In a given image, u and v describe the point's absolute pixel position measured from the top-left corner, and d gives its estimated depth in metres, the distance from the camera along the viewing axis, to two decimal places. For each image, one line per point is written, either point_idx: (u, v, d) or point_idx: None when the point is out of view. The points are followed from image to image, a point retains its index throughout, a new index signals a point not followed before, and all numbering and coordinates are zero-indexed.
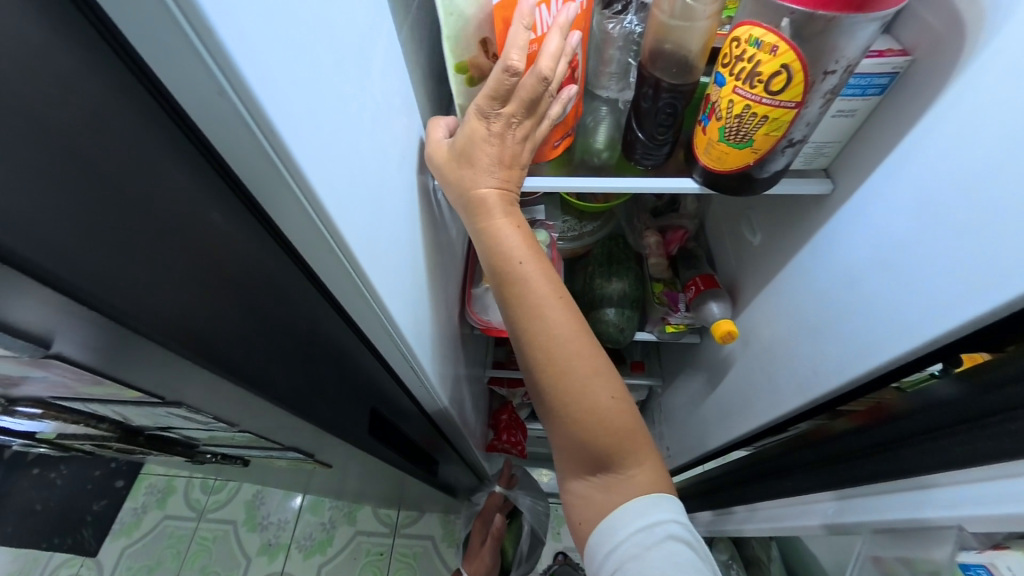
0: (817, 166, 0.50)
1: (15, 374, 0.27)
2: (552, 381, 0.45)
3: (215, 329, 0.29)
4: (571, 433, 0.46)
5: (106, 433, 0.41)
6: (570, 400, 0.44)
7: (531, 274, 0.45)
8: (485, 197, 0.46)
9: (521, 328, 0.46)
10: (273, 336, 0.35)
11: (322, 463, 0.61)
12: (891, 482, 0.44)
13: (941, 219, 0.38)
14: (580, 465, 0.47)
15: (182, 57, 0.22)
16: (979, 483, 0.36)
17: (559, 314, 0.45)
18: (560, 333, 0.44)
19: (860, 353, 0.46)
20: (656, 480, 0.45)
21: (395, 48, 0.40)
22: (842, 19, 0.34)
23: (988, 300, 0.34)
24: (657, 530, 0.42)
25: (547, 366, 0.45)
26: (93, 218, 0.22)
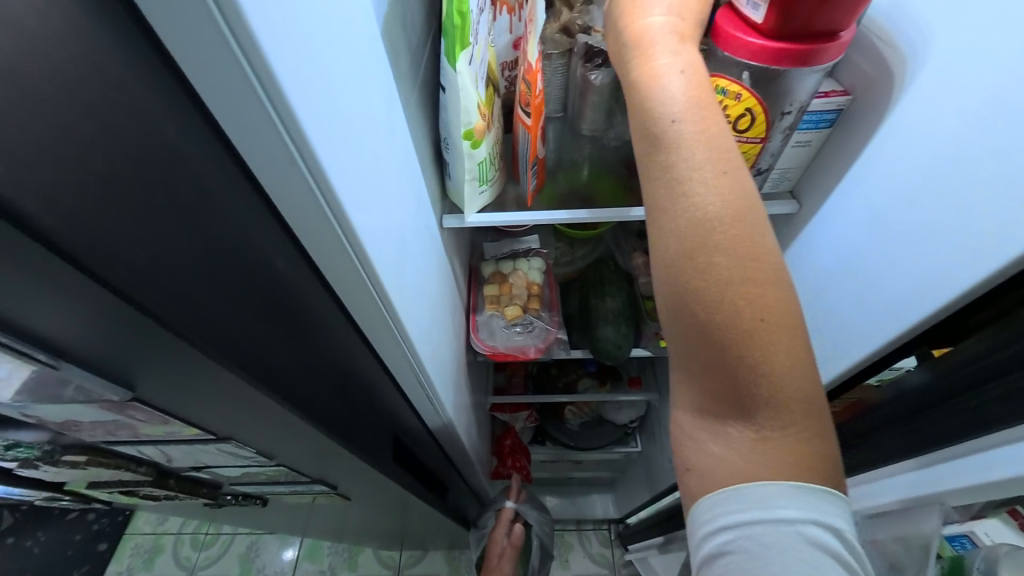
0: (782, 189, 0.56)
1: (84, 419, 0.30)
2: (710, 261, 0.30)
3: (264, 365, 0.32)
4: (710, 344, 0.30)
5: (141, 477, 0.42)
6: (727, 304, 0.29)
7: (689, 128, 0.32)
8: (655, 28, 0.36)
9: (677, 183, 0.31)
10: (313, 368, 0.38)
11: (342, 496, 0.62)
12: (873, 469, 0.49)
13: (889, 231, 0.43)
14: (699, 398, 0.33)
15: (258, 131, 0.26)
16: (945, 463, 0.41)
17: (726, 189, 0.31)
18: (733, 207, 0.30)
19: (839, 354, 0.51)
20: (803, 457, 0.30)
21: (411, 104, 0.45)
22: (791, 71, 0.40)
23: (934, 300, 0.39)
24: (811, 538, 0.29)
25: (705, 239, 0.30)
26: (180, 275, 0.26)
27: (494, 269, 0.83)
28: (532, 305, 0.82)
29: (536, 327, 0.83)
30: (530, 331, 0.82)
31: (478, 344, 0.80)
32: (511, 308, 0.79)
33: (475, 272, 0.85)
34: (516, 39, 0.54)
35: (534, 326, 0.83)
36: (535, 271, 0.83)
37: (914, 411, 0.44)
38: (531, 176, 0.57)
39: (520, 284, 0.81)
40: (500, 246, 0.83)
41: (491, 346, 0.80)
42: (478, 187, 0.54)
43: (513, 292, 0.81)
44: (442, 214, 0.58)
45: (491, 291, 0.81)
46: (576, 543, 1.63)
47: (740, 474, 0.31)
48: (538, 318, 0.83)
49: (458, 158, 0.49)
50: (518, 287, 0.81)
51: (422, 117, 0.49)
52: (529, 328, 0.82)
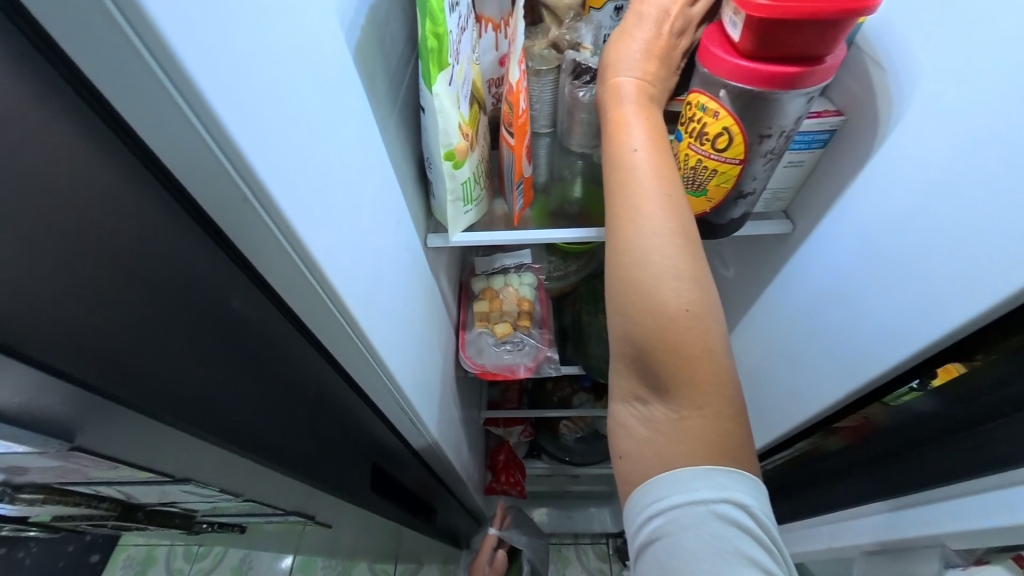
0: (776, 209, 0.54)
1: (28, 465, 0.28)
2: (646, 271, 0.37)
3: (217, 402, 0.31)
4: (640, 338, 0.37)
5: (105, 512, 0.40)
6: (654, 305, 0.37)
7: (642, 166, 0.41)
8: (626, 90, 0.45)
9: (624, 209, 0.40)
10: (276, 402, 0.37)
11: (323, 523, 0.60)
12: (877, 500, 0.48)
13: (882, 257, 0.42)
14: (631, 386, 0.40)
15: (204, 168, 0.24)
16: (952, 500, 0.41)
17: (665, 213, 0.39)
18: (668, 228, 0.38)
19: (833, 382, 0.49)
20: (712, 438, 0.36)
21: (388, 125, 0.43)
22: (769, 91, 0.39)
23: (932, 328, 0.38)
24: (724, 514, 0.34)
25: (641, 253, 0.38)
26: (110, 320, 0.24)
27: (486, 285, 0.81)
28: (523, 322, 0.80)
29: (526, 345, 0.81)
30: (520, 349, 0.81)
31: (466, 362, 0.78)
32: (501, 326, 0.78)
33: (467, 287, 0.84)
34: (502, 56, 0.53)
35: (524, 344, 0.81)
36: (527, 287, 0.82)
37: (918, 442, 0.43)
38: (516, 196, 0.56)
39: (511, 300, 0.80)
40: (490, 262, 0.81)
41: (479, 365, 0.78)
42: (462, 207, 0.53)
43: (503, 309, 0.79)
44: (426, 233, 0.57)
45: (482, 308, 0.80)
46: (573, 558, 1.60)
47: (664, 462, 0.36)
48: (529, 335, 0.81)
49: (439, 178, 0.48)
50: (508, 304, 0.80)
51: (403, 138, 0.48)
52: (519, 346, 0.81)
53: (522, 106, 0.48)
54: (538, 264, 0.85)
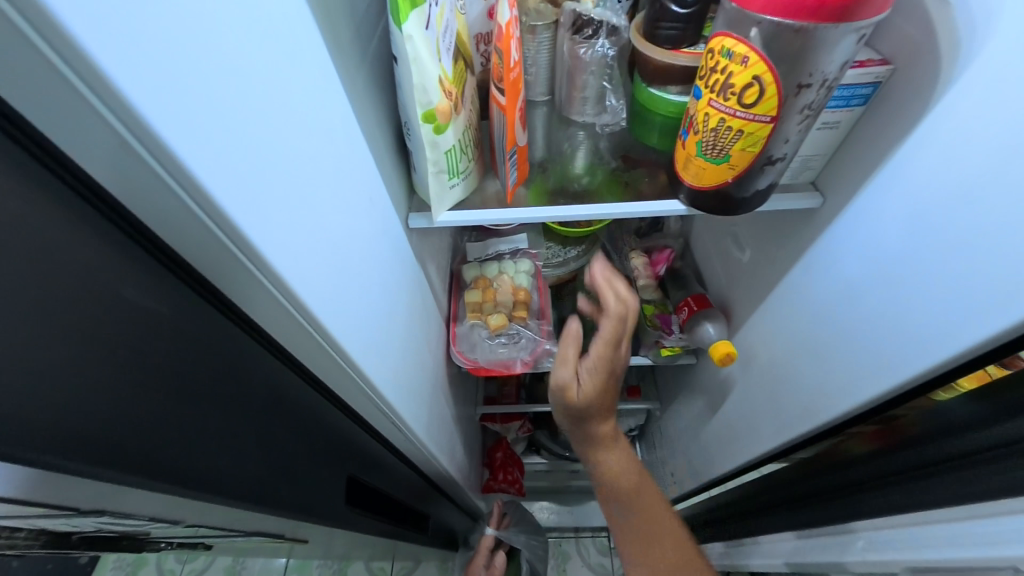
0: (803, 180, 0.48)
1: None
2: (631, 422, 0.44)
3: (105, 419, 0.24)
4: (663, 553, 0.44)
5: (27, 542, 0.34)
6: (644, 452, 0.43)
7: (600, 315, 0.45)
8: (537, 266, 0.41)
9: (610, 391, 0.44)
10: (209, 418, 0.30)
11: (299, 539, 0.54)
12: (910, 514, 0.41)
13: (936, 233, 0.36)
14: None
15: (67, 106, 0.17)
16: (998, 517, 0.33)
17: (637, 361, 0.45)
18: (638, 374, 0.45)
19: (868, 377, 0.43)
20: None
21: (356, 80, 0.36)
22: (809, 27, 0.32)
23: (1006, 315, 0.31)
24: None
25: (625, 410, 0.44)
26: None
27: (478, 273, 0.75)
28: (519, 314, 0.74)
29: (522, 338, 0.75)
30: (516, 342, 0.75)
31: (458, 357, 0.73)
32: (495, 318, 0.72)
33: (457, 275, 0.77)
34: (491, 7, 0.46)
35: (521, 337, 0.75)
36: (523, 274, 0.75)
37: (973, 451, 0.37)
38: (510, 168, 0.49)
39: (505, 290, 0.74)
40: (483, 248, 0.76)
41: (472, 360, 0.73)
42: (447, 181, 0.46)
43: (497, 300, 0.73)
44: (407, 213, 0.50)
45: (473, 299, 0.73)
46: (574, 554, 1.56)
47: None
48: (526, 327, 0.76)
49: (418, 145, 0.41)
50: (503, 294, 0.73)
51: (377, 99, 0.41)
52: (514, 339, 0.75)
53: (514, 58, 0.41)
54: (535, 248, 0.79)
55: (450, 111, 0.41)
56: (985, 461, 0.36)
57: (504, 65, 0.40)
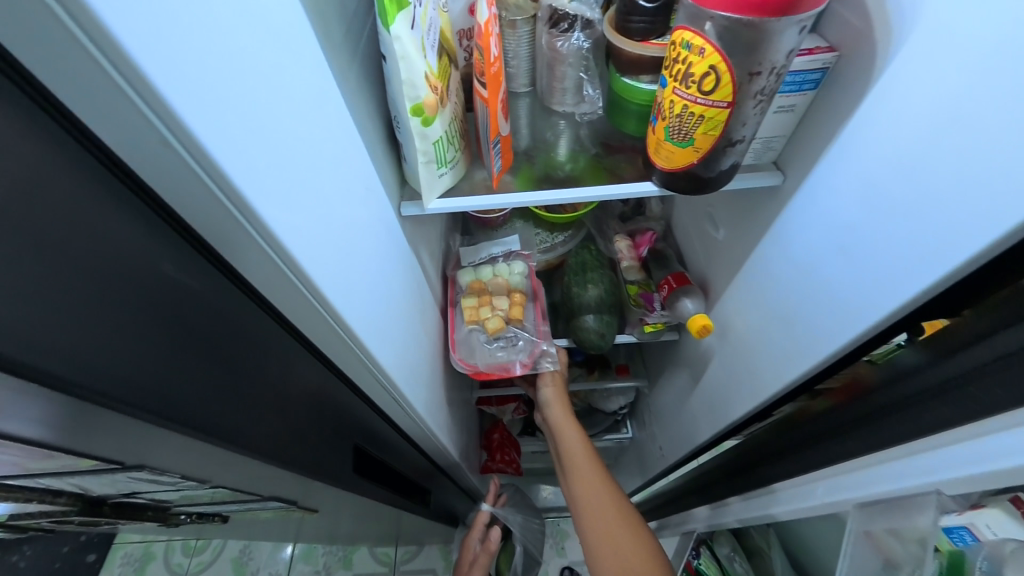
0: (766, 160, 0.52)
1: None
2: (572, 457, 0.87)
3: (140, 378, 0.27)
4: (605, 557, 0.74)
5: (66, 507, 0.38)
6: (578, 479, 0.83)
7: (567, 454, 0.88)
8: None
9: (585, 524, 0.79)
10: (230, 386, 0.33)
11: (307, 509, 0.56)
12: (862, 455, 0.45)
13: (881, 201, 0.39)
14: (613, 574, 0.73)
15: (114, 107, 0.21)
16: (945, 448, 0.37)
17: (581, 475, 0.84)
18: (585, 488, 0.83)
19: (826, 336, 0.47)
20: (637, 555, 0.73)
21: (349, 77, 0.40)
22: (759, 20, 0.36)
23: (942, 267, 0.35)
24: None
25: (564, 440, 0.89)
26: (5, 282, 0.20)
27: (473, 278, 0.80)
28: (515, 316, 0.79)
29: (520, 341, 0.80)
30: (513, 346, 0.80)
31: (458, 364, 0.76)
32: (493, 321, 0.77)
33: (454, 281, 0.81)
34: (472, 4, 0.49)
35: (518, 340, 0.80)
36: (517, 277, 0.81)
37: (916, 393, 0.41)
38: (494, 156, 0.52)
39: (500, 292, 0.79)
40: (477, 253, 0.81)
41: (473, 366, 0.77)
42: (436, 170, 0.49)
43: (494, 303, 0.78)
44: (400, 202, 0.53)
45: (471, 303, 0.77)
46: (572, 532, 1.62)
47: None
48: (522, 329, 0.80)
49: (408, 136, 0.45)
50: (499, 299, 0.79)
51: (368, 94, 0.44)
52: (512, 342, 0.80)
53: (494, 52, 0.44)
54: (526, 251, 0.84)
55: (437, 104, 0.44)
56: (928, 401, 0.40)
57: (485, 59, 0.43)
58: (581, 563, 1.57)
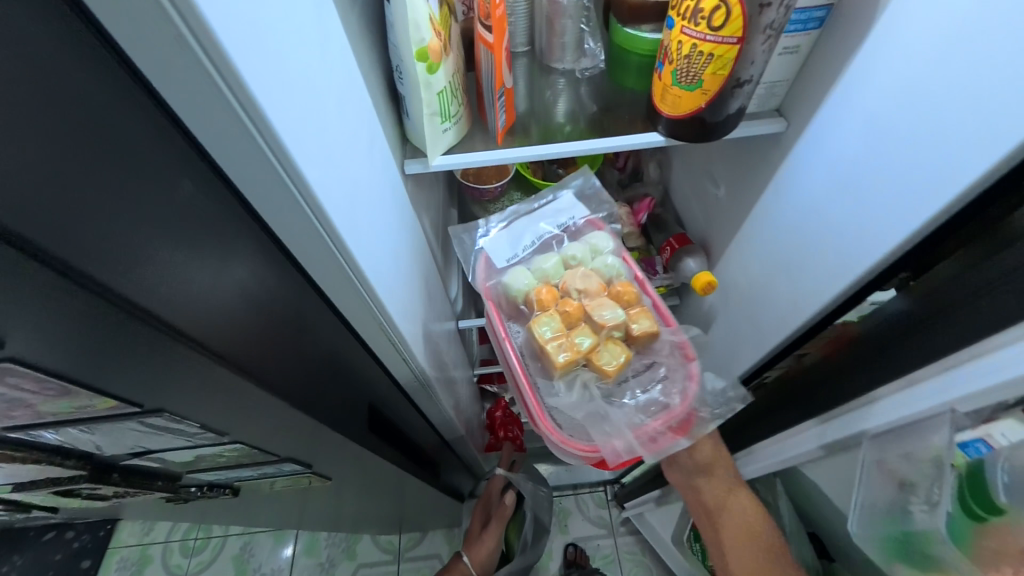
0: (769, 107, 0.52)
1: None
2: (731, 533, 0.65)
3: None
4: None
5: (75, 472, 0.36)
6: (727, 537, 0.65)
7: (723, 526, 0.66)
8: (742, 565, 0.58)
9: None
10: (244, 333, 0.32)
11: (322, 477, 0.55)
12: (867, 392, 0.46)
13: (887, 133, 0.39)
14: None
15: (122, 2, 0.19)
16: (948, 372, 0.38)
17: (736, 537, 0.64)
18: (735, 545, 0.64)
19: (832, 278, 0.48)
20: None
21: (351, 18, 0.38)
22: None
23: (953, 186, 0.34)
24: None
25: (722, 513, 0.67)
26: (43, 195, 0.19)
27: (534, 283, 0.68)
28: (640, 339, 0.64)
29: (655, 368, 0.66)
30: (636, 392, 0.65)
31: (576, 451, 0.62)
32: (614, 353, 0.63)
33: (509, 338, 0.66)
34: None
35: (649, 386, 0.65)
36: (604, 267, 0.69)
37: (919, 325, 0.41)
38: (499, 110, 0.51)
39: (595, 299, 0.66)
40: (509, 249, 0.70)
41: (595, 445, 0.61)
42: (440, 124, 0.48)
43: (595, 339, 0.63)
44: (403, 160, 0.52)
45: (557, 327, 0.63)
46: (574, 510, 1.64)
47: None
48: (655, 354, 0.65)
49: (412, 85, 0.43)
50: (602, 315, 0.64)
51: (369, 41, 0.42)
52: (643, 372, 0.66)
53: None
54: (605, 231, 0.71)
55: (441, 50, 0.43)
56: None
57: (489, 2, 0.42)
58: (585, 538, 1.58)
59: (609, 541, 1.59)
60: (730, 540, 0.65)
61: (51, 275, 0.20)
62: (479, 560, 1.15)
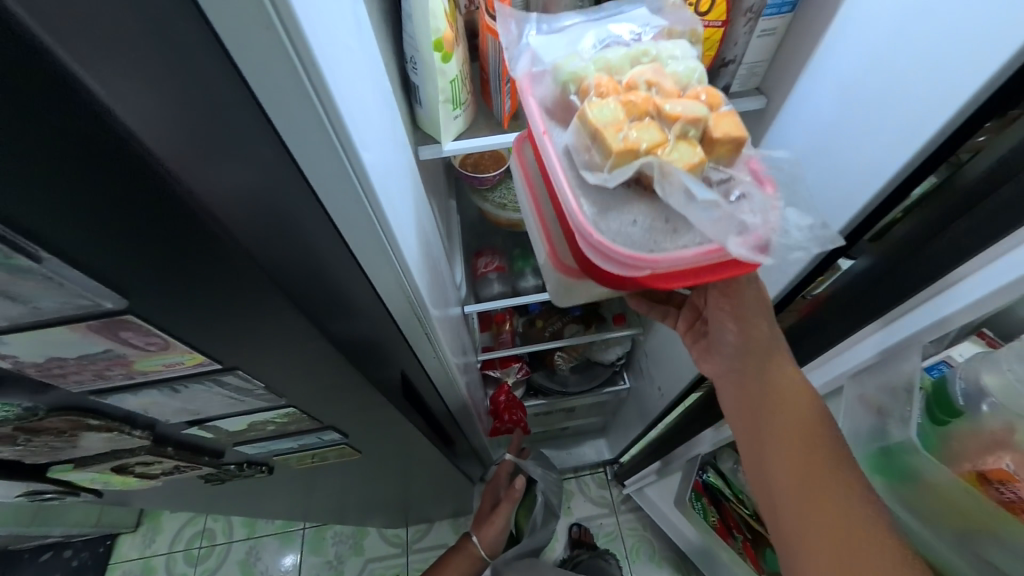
0: (750, 87, 0.57)
1: (74, 355, 0.29)
2: (778, 412, 0.49)
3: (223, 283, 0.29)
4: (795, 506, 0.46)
5: (137, 443, 0.40)
6: (779, 430, 0.48)
7: (768, 395, 0.50)
8: (777, 432, 0.49)
9: (775, 482, 0.48)
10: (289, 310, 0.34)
11: (352, 450, 0.61)
12: (842, 341, 0.50)
13: (855, 101, 0.44)
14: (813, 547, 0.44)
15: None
16: (914, 309, 0.42)
17: (790, 425, 0.48)
18: (799, 441, 0.47)
19: (809, 238, 0.52)
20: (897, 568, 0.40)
21: (372, 12, 0.41)
22: None
23: (912, 145, 0.39)
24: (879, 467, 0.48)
25: (774, 393, 0.50)
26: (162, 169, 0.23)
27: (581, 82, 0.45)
28: (719, 146, 0.41)
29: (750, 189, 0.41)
30: (734, 205, 0.40)
31: (618, 258, 0.41)
32: (688, 149, 0.40)
33: (553, 132, 0.46)
34: None
35: (740, 195, 0.41)
36: (676, 69, 0.44)
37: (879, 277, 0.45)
38: (505, 97, 0.55)
39: (667, 92, 0.42)
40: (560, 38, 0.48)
41: (646, 256, 0.41)
42: (451, 111, 0.52)
43: (660, 125, 0.40)
44: (416, 146, 0.55)
45: (608, 110, 0.41)
46: (577, 490, 1.69)
47: None
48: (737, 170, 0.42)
49: (428, 73, 0.47)
50: (676, 104, 0.41)
51: (384, 34, 0.45)
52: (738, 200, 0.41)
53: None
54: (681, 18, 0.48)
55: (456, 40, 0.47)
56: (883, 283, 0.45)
57: None
58: (588, 517, 1.64)
59: (612, 519, 1.64)
60: (768, 424, 0.50)
61: (136, 212, 0.24)
62: (487, 539, 1.19)
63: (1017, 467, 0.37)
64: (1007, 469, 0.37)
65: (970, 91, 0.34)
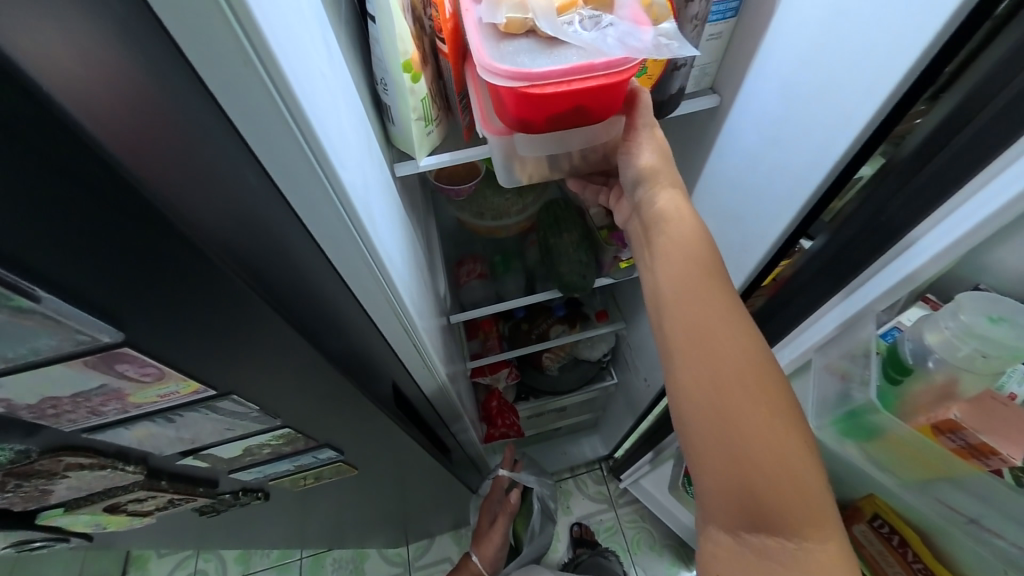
0: (704, 86, 0.60)
1: (71, 390, 0.30)
2: (673, 239, 0.50)
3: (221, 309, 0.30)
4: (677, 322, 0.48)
5: (131, 478, 0.40)
6: (675, 249, 0.49)
7: (666, 226, 0.51)
8: (668, 254, 0.50)
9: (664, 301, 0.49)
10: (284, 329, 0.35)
11: (350, 466, 0.61)
12: (809, 316, 0.54)
13: (798, 96, 0.48)
14: (687, 355, 0.46)
15: (204, 41, 0.23)
16: (869, 281, 0.47)
17: (684, 249, 0.49)
18: (692, 265, 0.48)
19: (768, 225, 0.56)
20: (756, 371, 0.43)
21: (340, 37, 0.42)
22: None
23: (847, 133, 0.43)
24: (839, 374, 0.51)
25: (671, 222, 0.51)
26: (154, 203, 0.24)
27: None
28: None
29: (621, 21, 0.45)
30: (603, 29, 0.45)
31: (500, 70, 0.44)
32: None
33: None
34: None
35: (609, 23, 0.45)
36: None
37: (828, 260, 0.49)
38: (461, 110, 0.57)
39: None
40: None
41: (526, 69, 0.44)
42: (424, 128, 0.54)
43: None
44: (392, 163, 0.57)
45: None
46: (574, 489, 1.70)
47: (702, 411, 0.44)
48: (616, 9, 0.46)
49: (399, 93, 0.48)
50: None
51: (352, 57, 0.47)
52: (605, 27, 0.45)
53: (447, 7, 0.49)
54: None
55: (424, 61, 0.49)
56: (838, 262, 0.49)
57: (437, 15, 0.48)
58: (587, 515, 1.65)
59: (611, 513, 1.66)
60: (663, 255, 0.51)
61: (139, 251, 0.25)
62: (487, 557, 1.21)
63: (962, 415, 0.41)
64: (953, 418, 0.41)
65: (893, 81, 0.38)
